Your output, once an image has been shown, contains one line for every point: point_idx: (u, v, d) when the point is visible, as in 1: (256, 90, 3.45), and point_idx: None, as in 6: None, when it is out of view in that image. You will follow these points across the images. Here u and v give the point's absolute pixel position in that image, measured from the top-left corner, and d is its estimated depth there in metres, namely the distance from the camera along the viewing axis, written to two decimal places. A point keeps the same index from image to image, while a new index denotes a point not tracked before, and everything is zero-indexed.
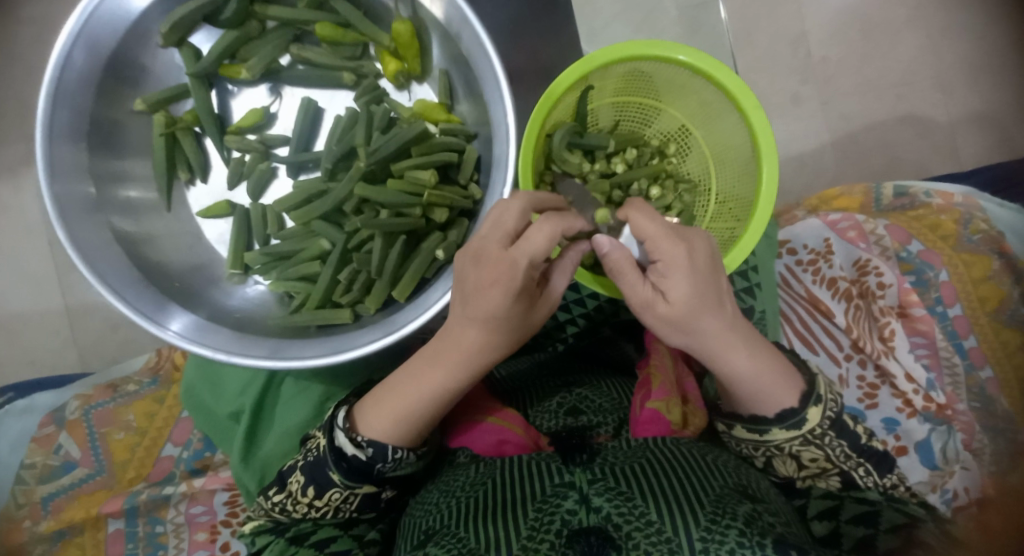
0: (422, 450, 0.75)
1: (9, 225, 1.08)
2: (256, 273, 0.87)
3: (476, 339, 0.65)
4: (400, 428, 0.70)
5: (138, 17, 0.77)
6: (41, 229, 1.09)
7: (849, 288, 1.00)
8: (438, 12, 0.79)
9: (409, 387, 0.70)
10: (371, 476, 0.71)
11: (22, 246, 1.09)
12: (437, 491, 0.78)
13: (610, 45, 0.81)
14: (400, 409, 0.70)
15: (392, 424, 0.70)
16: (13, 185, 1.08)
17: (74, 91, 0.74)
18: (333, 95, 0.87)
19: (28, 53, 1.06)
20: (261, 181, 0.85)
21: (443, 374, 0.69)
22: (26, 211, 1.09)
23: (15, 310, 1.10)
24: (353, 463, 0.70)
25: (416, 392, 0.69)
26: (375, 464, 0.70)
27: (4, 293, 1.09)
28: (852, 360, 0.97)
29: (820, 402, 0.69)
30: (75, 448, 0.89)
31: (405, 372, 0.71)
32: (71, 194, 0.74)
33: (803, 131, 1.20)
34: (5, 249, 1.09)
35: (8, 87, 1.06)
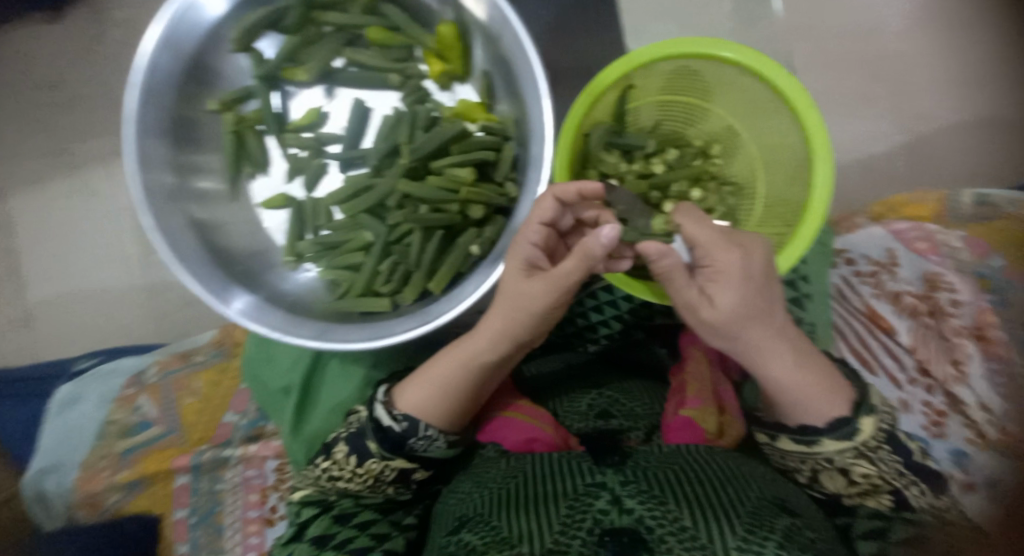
0: (453, 435, 0.78)
1: (95, 211, 1.19)
2: (308, 260, 0.93)
3: (498, 327, 0.72)
4: (434, 402, 0.75)
5: (213, 25, 0.86)
6: (124, 216, 1.19)
7: (917, 305, 0.89)
8: (480, 13, 0.82)
9: (447, 363, 0.75)
10: (405, 451, 0.76)
11: (107, 229, 1.20)
12: (471, 481, 0.82)
13: (653, 43, 0.80)
14: (432, 379, 0.75)
15: (429, 396, 0.75)
16: (102, 172, 1.19)
17: (158, 92, 0.83)
18: (381, 94, 0.91)
19: (118, 54, 1.17)
20: (314, 176, 0.91)
21: (480, 346, 0.73)
22: (111, 199, 1.19)
23: (97, 286, 1.20)
24: (388, 434, 0.75)
25: (447, 369, 0.75)
26: (408, 438, 0.75)
27: (91, 269, 1.20)
28: (917, 385, 0.87)
29: (872, 413, 0.70)
30: (153, 408, 1.00)
31: (438, 355, 0.77)
32: (155, 183, 0.83)
33: (874, 131, 1.11)
34: (90, 229, 1.19)
35: (99, 85, 1.18)
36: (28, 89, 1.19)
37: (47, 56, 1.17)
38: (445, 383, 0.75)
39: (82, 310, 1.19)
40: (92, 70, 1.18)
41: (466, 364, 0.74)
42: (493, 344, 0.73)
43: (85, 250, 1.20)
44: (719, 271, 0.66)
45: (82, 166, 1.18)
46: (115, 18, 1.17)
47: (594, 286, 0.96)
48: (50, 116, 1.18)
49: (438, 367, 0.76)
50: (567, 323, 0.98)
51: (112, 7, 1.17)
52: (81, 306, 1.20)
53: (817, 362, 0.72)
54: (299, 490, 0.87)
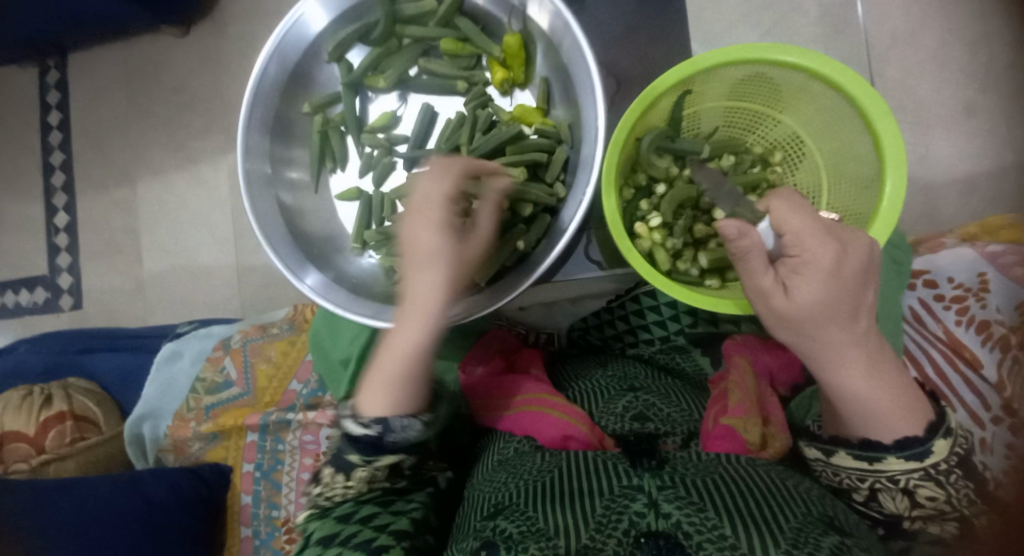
0: (425, 414, 0.72)
1: (208, 199, 1.39)
2: (370, 249, 1.02)
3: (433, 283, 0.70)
4: (398, 395, 0.70)
5: (315, 39, 0.98)
6: (227, 203, 1.37)
7: (1007, 337, 0.80)
8: (544, 23, 0.87)
9: (390, 354, 0.70)
10: (388, 447, 0.72)
11: (213, 215, 1.38)
12: (503, 472, 0.79)
13: (721, 48, 0.77)
14: (381, 373, 0.70)
15: (393, 395, 0.69)
16: (214, 166, 1.38)
17: (267, 95, 0.97)
18: (448, 100, 0.99)
19: (235, 66, 1.38)
20: (383, 173, 1.00)
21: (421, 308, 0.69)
22: (219, 189, 1.38)
23: (203, 265, 1.38)
24: (364, 441, 0.72)
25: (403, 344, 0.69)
26: (385, 437, 0.71)
27: (197, 250, 1.39)
28: (1000, 425, 0.78)
29: (949, 435, 0.65)
30: (234, 369, 1.12)
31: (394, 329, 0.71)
32: (256, 172, 0.96)
33: (974, 148, 1.03)
34: (201, 215, 1.39)
35: (220, 94, 1.39)
36: (169, 95, 1.41)
37: (184, 68, 1.40)
38: (405, 362, 0.69)
39: (191, 283, 1.39)
40: (216, 80, 1.39)
41: (412, 347, 0.69)
42: (441, 294, 0.69)
43: (195, 232, 1.39)
44: (806, 263, 0.64)
45: (200, 162, 1.39)
46: (232, 35, 1.38)
47: (637, 291, 1.01)
48: (186, 117, 1.40)
49: (383, 362, 0.70)
50: (605, 326, 1.04)
51: (231, 25, 1.38)
52: (190, 279, 1.39)
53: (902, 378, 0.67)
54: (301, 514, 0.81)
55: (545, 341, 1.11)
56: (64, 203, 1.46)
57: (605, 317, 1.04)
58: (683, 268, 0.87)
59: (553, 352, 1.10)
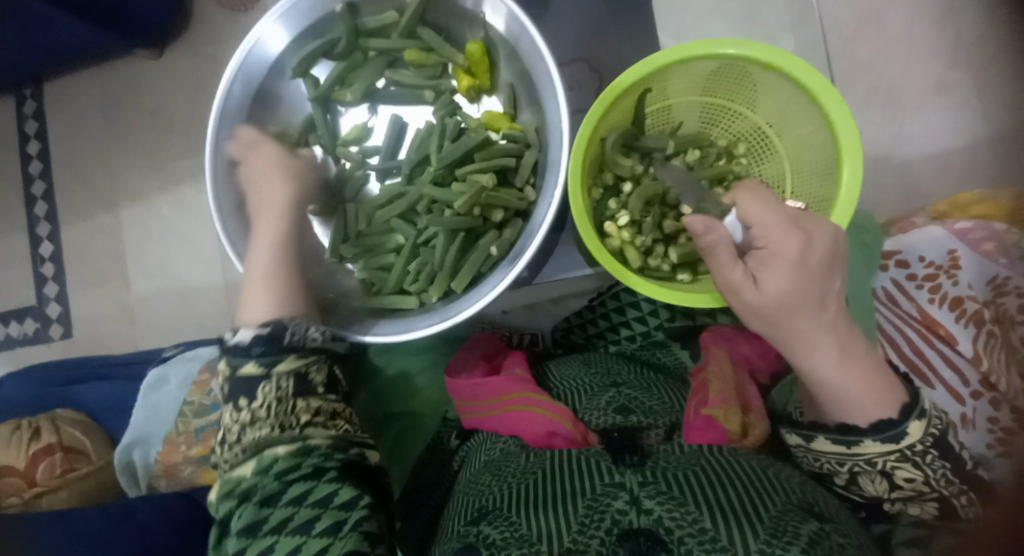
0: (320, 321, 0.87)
1: (193, 219, 1.39)
2: (348, 261, 1.00)
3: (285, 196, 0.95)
4: (284, 294, 0.88)
5: (276, 59, 0.98)
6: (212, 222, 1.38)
7: (981, 312, 0.81)
8: (501, 26, 0.88)
9: (262, 254, 0.90)
10: (287, 348, 0.80)
11: (200, 235, 1.39)
12: (490, 475, 0.81)
13: (672, 47, 0.79)
14: (258, 276, 0.89)
15: (274, 297, 0.87)
16: (198, 187, 1.38)
17: (233, 119, 0.94)
18: (416, 109, 1.00)
19: (213, 85, 1.38)
20: (357, 187, 1.01)
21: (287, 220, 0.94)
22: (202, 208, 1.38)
23: (194, 285, 1.38)
24: (263, 341, 0.79)
25: (269, 253, 0.91)
26: (281, 332, 0.79)
27: (185, 270, 1.39)
28: (982, 399, 0.79)
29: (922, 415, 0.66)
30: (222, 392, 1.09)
31: (258, 249, 0.91)
32: (228, 197, 0.92)
33: (949, 124, 1.02)
34: (183, 236, 1.39)
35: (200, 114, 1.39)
36: (147, 117, 1.41)
37: (162, 90, 1.40)
38: (271, 268, 0.90)
39: (181, 304, 1.38)
40: (196, 100, 1.39)
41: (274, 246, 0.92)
42: (281, 213, 0.94)
43: (183, 253, 1.39)
44: (772, 254, 0.67)
45: (184, 184, 1.39)
46: (208, 54, 1.38)
47: (617, 288, 1.01)
48: (165, 138, 1.40)
49: (257, 265, 0.90)
50: (589, 324, 1.04)
51: (208, 45, 1.38)
52: (180, 300, 1.38)
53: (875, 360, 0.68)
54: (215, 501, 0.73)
55: (529, 342, 1.11)
56: (47, 232, 1.46)
57: (587, 315, 1.04)
58: (653, 265, 0.88)
59: (538, 353, 1.09)
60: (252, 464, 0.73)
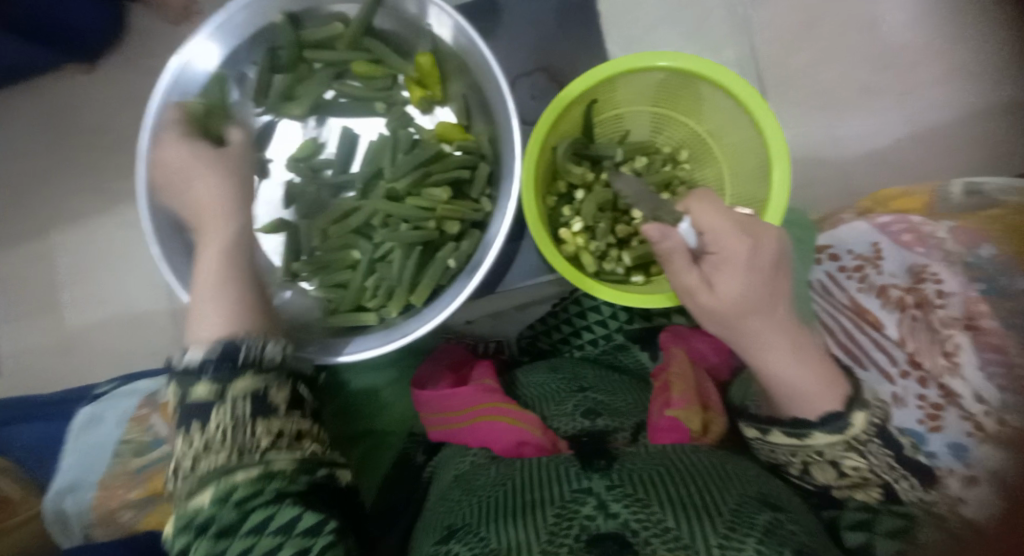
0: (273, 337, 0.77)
1: (133, 242, 1.29)
2: (303, 279, 0.98)
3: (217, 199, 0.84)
4: (235, 318, 0.77)
5: (212, 74, 0.94)
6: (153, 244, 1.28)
7: (904, 297, 0.90)
8: (448, 37, 0.89)
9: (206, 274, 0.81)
10: (244, 364, 0.71)
11: (143, 258, 1.29)
12: (460, 489, 0.82)
13: (612, 60, 0.83)
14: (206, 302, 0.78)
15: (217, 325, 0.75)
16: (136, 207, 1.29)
17: (167, 133, 0.92)
18: (367, 121, 0.99)
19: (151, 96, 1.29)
20: (313, 203, 0.97)
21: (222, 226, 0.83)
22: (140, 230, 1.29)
23: (136, 312, 1.28)
24: (224, 356, 0.70)
25: (215, 270, 0.81)
26: (237, 350, 0.70)
27: (125, 297, 1.29)
28: (909, 378, 0.88)
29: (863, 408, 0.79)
30: (164, 427, 1.04)
31: (200, 269, 0.82)
32: (166, 216, 0.92)
33: (877, 125, 1.13)
34: (113, 262, 1.30)
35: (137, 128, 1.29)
36: (78, 132, 1.30)
37: (93, 102, 1.30)
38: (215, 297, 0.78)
39: (121, 333, 1.28)
40: (133, 113, 1.29)
41: (222, 259, 0.82)
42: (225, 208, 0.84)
43: (122, 278, 1.29)
44: (725, 261, 0.74)
45: (121, 204, 1.29)
46: (154, 66, 1.29)
47: (579, 294, 1.03)
48: (100, 155, 1.30)
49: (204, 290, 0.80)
50: (554, 330, 1.05)
51: (148, 55, 1.29)
52: (119, 329, 1.28)
53: (816, 353, 0.81)
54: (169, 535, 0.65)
55: (494, 349, 1.11)
56: None
57: (551, 322, 1.06)
58: (609, 269, 0.89)
59: (504, 362, 1.10)
60: (209, 492, 0.65)
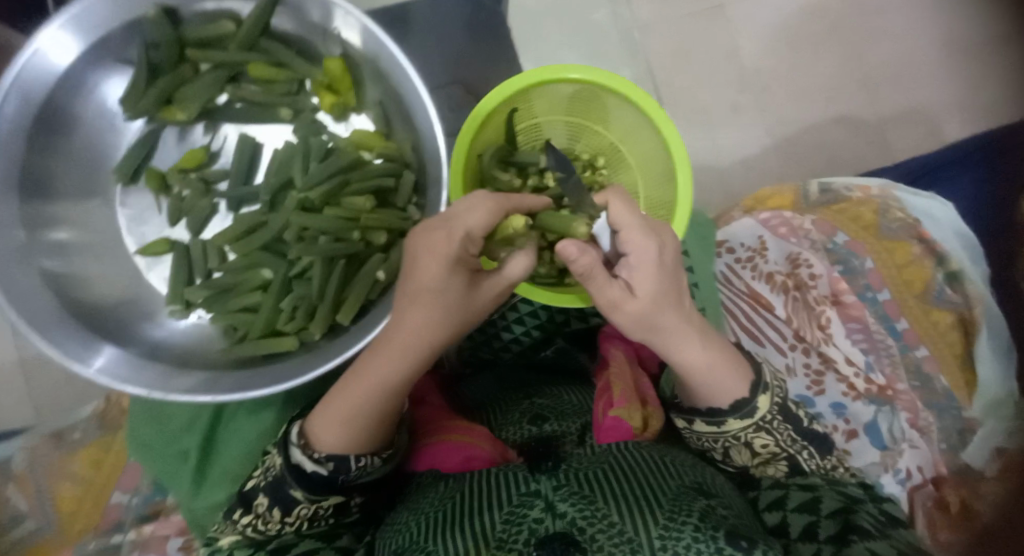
0: (387, 450, 0.73)
1: None
2: (198, 307, 0.87)
3: (409, 343, 0.65)
4: (351, 438, 0.68)
5: (67, 71, 0.79)
6: None
7: (785, 281, 1.04)
8: (357, 41, 0.83)
9: (357, 386, 0.67)
10: (334, 485, 0.70)
11: None
12: (407, 510, 0.76)
13: (528, 71, 0.86)
14: (332, 412, 0.68)
15: (342, 436, 0.67)
16: None
17: (6, 141, 0.75)
18: (265, 128, 0.90)
19: None
20: (200, 218, 0.86)
21: (395, 365, 0.66)
22: None
23: None
24: (315, 479, 0.69)
25: (370, 396, 0.67)
26: (338, 476, 0.69)
27: None
28: (796, 351, 1.00)
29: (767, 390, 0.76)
30: (24, 500, 0.91)
31: (348, 379, 0.69)
32: (6, 241, 0.75)
33: (743, 137, 1.29)
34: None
35: None
36: None
37: None
38: (350, 417, 0.67)
39: None
40: None
41: (378, 390, 0.67)
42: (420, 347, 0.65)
43: None
44: (638, 261, 0.67)
45: None
46: None
47: (514, 301, 1.01)
48: None
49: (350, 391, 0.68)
50: (492, 339, 1.04)
51: None
52: None
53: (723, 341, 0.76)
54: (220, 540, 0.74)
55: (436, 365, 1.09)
56: None
57: (489, 331, 1.03)
58: (543, 272, 0.91)
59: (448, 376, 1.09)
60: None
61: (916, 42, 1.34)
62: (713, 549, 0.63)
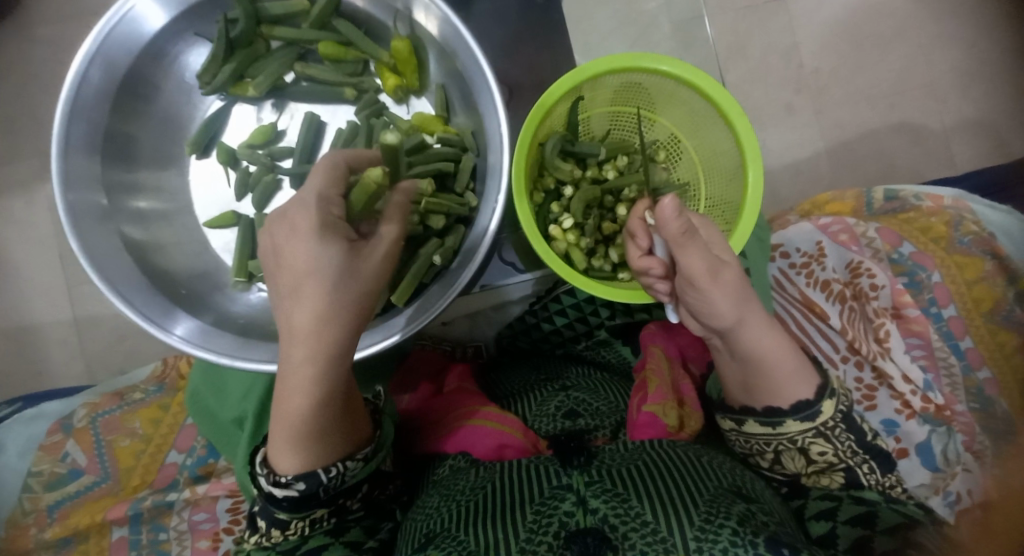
0: (363, 448, 0.71)
1: None
2: (259, 280, 0.89)
3: (311, 319, 0.56)
4: (308, 446, 0.64)
5: (152, 38, 0.82)
6: None
7: (843, 290, 1.01)
8: (433, 30, 0.82)
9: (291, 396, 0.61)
10: (320, 497, 0.68)
11: None
12: (438, 494, 0.77)
13: (602, 58, 0.84)
14: (287, 430, 0.63)
15: (303, 449, 0.64)
16: None
17: (89, 108, 0.79)
18: (336, 109, 0.91)
19: None
20: (266, 193, 0.89)
21: (307, 377, 0.58)
22: None
23: None
24: (290, 500, 0.66)
25: (299, 405, 0.61)
26: (316, 490, 0.66)
27: None
28: (849, 363, 0.98)
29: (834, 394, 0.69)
30: (82, 455, 0.94)
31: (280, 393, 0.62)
32: (85, 203, 0.78)
33: (799, 139, 1.25)
34: (26, 269, 1.20)
35: None
36: None
37: None
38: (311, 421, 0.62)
39: None
40: None
41: (304, 389, 0.60)
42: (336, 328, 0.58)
43: None
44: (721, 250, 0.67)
45: None
46: None
47: (558, 290, 1.02)
48: None
49: (284, 410, 0.62)
50: (533, 328, 1.05)
51: None
52: None
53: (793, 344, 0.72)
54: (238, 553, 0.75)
55: (473, 353, 1.12)
56: None
57: (530, 321, 1.04)
58: (597, 265, 0.91)
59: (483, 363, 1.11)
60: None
61: (991, 46, 1.26)
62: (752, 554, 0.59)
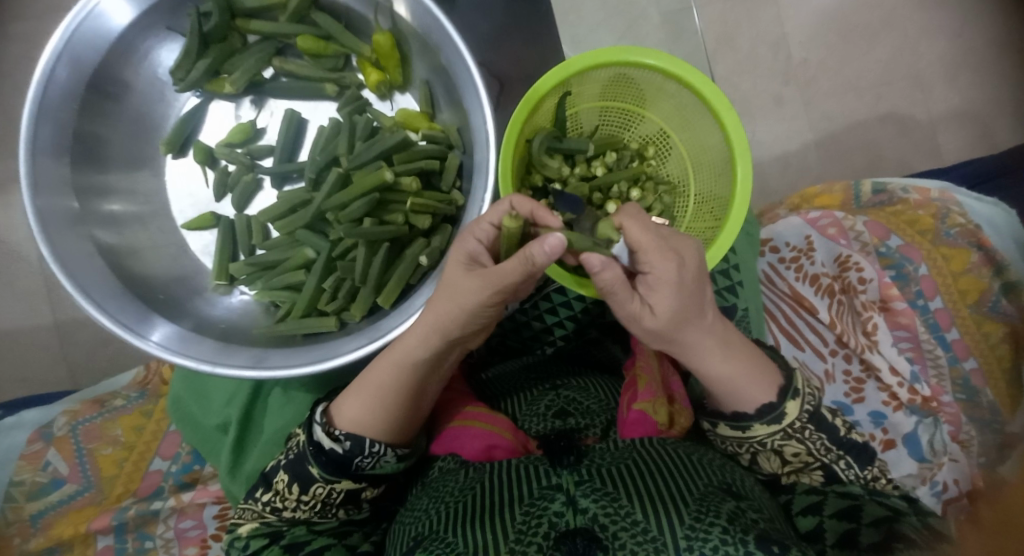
0: (402, 448, 0.72)
1: None
2: (241, 283, 0.88)
3: (439, 316, 0.64)
4: (372, 415, 0.69)
5: (120, 35, 0.78)
6: None
7: (831, 284, 1.02)
8: (413, 22, 0.79)
9: (381, 365, 0.69)
10: (350, 472, 0.69)
11: None
12: (427, 497, 0.76)
13: (587, 52, 0.82)
14: (365, 387, 0.69)
15: (366, 411, 0.69)
16: None
17: (57, 109, 0.76)
18: (316, 105, 0.89)
19: None
20: (246, 193, 0.87)
21: (412, 344, 0.67)
22: None
23: None
24: (331, 457, 0.68)
25: (388, 371, 0.68)
26: (353, 458, 0.68)
27: None
28: (838, 355, 0.99)
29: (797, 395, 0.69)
30: (64, 464, 0.92)
31: (375, 359, 0.71)
32: (55, 208, 0.75)
33: (787, 131, 1.24)
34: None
35: None
36: None
37: None
38: (387, 391, 0.68)
39: None
40: None
41: (398, 365, 0.68)
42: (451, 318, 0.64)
43: None
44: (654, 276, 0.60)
45: None
46: None
47: (548, 289, 0.99)
48: None
49: (373, 375, 0.70)
50: (522, 327, 1.02)
51: None
52: None
53: (746, 346, 0.70)
54: (241, 525, 0.74)
55: None
56: None
57: (520, 320, 1.01)
58: None
59: (473, 363, 1.07)
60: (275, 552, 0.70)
61: (977, 35, 1.26)
62: (742, 552, 0.60)
